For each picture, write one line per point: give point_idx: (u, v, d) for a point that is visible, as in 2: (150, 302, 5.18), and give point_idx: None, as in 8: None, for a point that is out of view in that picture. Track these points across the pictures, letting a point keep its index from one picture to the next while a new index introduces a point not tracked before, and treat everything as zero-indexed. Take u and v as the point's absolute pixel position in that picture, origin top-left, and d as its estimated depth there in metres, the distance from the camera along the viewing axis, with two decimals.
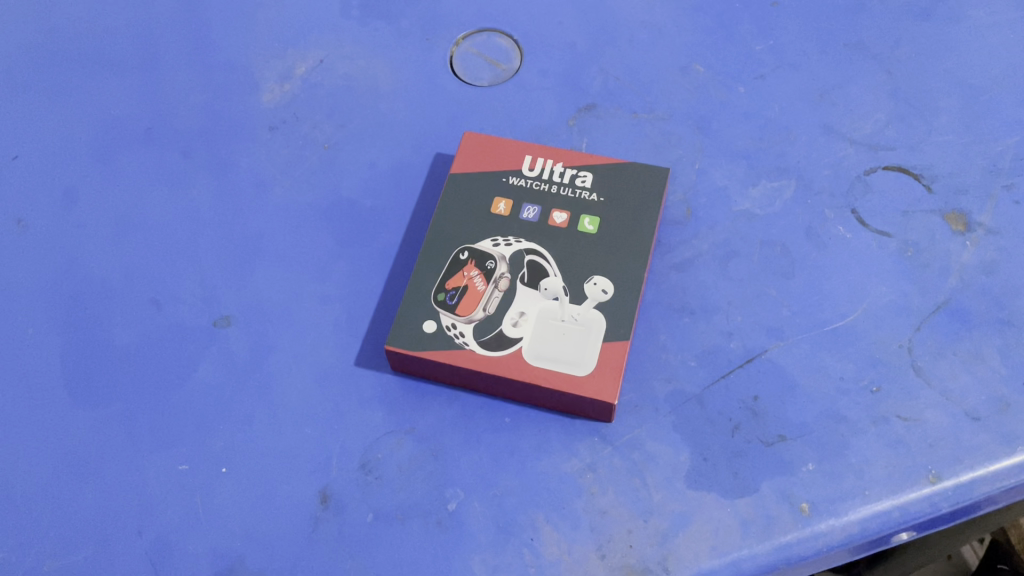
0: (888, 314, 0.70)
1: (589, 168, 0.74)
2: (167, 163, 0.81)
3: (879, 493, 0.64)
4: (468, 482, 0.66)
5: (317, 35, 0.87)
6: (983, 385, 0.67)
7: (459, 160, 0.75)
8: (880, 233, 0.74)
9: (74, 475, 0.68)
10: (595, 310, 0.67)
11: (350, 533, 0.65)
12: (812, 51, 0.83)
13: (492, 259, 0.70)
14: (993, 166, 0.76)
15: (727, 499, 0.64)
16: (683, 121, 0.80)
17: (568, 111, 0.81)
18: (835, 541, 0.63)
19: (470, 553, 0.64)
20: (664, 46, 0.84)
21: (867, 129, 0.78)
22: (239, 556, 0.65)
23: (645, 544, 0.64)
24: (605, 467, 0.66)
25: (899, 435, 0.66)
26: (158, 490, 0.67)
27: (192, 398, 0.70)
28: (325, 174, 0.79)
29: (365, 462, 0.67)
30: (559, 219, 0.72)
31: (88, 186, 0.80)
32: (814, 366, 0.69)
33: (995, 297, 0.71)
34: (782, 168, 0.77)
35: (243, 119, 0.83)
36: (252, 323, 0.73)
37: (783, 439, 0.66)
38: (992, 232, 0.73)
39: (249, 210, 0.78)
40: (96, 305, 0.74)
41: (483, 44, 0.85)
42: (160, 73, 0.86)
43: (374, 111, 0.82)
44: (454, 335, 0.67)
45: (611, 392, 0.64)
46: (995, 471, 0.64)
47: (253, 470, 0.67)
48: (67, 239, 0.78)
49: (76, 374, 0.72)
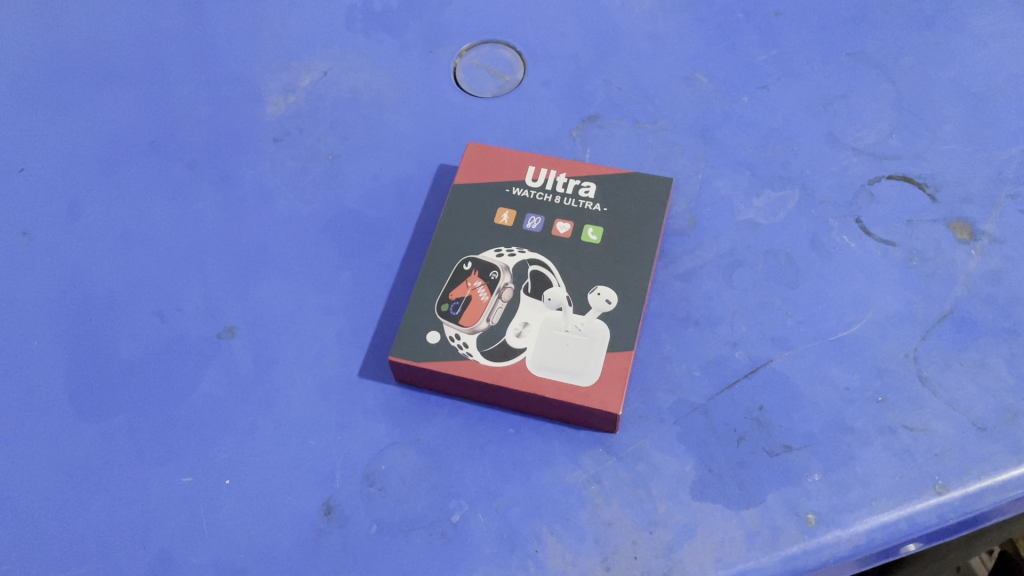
0: (894, 323, 0.70)
1: (592, 179, 0.74)
2: (171, 176, 0.81)
3: (886, 502, 0.63)
4: (472, 494, 0.66)
5: (322, 48, 0.87)
6: (991, 394, 0.67)
7: (463, 171, 0.75)
8: (884, 242, 0.74)
9: (78, 486, 0.68)
10: (599, 320, 0.67)
11: (353, 545, 0.65)
12: (815, 61, 0.83)
13: (495, 269, 0.70)
14: (997, 175, 0.76)
15: (733, 510, 0.64)
16: (687, 131, 0.80)
17: (572, 123, 0.81)
18: (842, 551, 0.62)
19: (474, 564, 0.64)
20: (667, 57, 0.84)
21: (870, 138, 0.78)
22: (241, 567, 0.64)
23: (651, 555, 0.63)
24: (609, 477, 0.66)
25: (907, 444, 0.65)
26: (162, 501, 0.67)
27: (196, 410, 0.70)
28: (329, 186, 0.80)
29: (368, 473, 0.67)
30: (562, 229, 0.72)
31: (93, 199, 0.80)
32: (821, 376, 0.68)
33: (1002, 306, 0.70)
34: (786, 178, 0.77)
35: (248, 132, 0.83)
36: (256, 334, 0.73)
37: (789, 448, 0.66)
38: (998, 241, 0.73)
39: (254, 221, 0.78)
40: (100, 318, 0.75)
41: (487, 57, 0.86)
42: (166, 85, 0.86)
43: (378, 124, 0.83)
44: (458, 345, 0.67)
45: (616, 402, 0.64)
46: (1004, 481, 0.64)
47: (256, 483, 0.67)
48: (73, 251, 0.78)
49: (80, 386, 0.72)
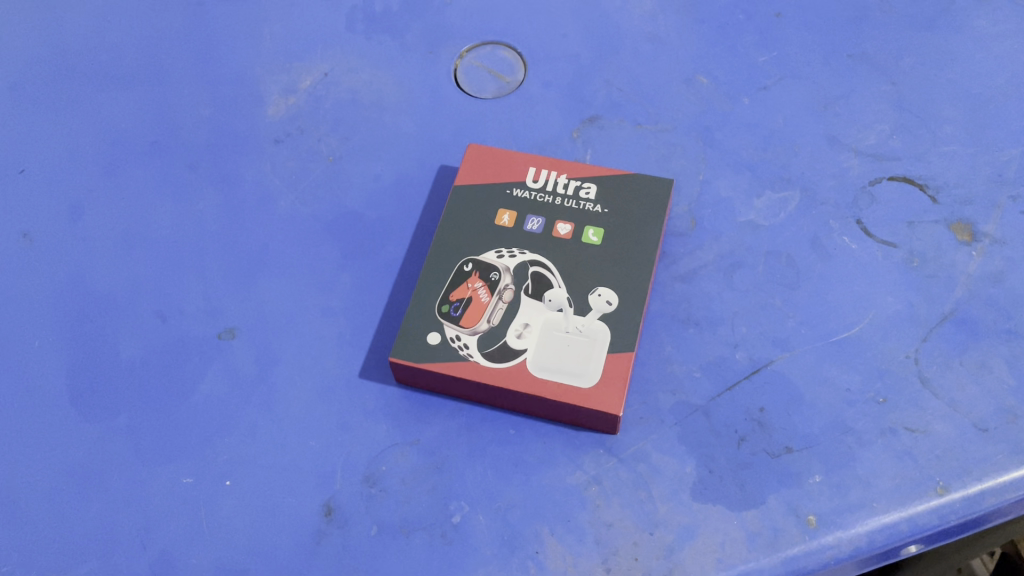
0: (894, 324, 0.70)
1: (593, 181, 0.74)
2: (172, 177, 0.81)
3: (887, 504, 0.63)
4: (472, 495, 0.66)
5: (323, 49, 0.88)
6: (992, 395, 0.67)
7: (464, 173, 0.75)
8: (884, 243, 0.74)
9: (78, 487, 0.68)
10: (600, 321, 0.67)
11: (354, 546, 0.65)
12: (816, 63, 0.83)
13: (496, 271, 0.70)
14: (997, 176, 0.76)
15: (734, 511, 0.64)
16: (688, 133, 0.80)
17: (572, 124, 0.81)
18: (843, 553, 0.62)
19: (475, 565, 0.64)
20: (667, 58, 0.84)
21: (871, 139, 0.78)
22: (241, 568, 0.64)
23: (652, 557, 0.63)
24: (610, 479, 0.66)
25: (908, 445, 0.65)
26: (163, 502, 0.67)
27: (197, 411, 0.70)
28: (330, 188, 0.80)
29: (368, 474, 0.67)
30: (563, 230, 0.72)
31: (95, 200, 0.80)
32: (821, 377, 0.68)
33: (1003, 307, 0.70)
34: (786, 179, 0.77)
35: (249, 133, 0.83)
36: (257, 335, 0.73)
37: (790, 450, 0.66)
38: (998, 242, 0.73)
39: (255, 223, 0.78)
40: (101, 318, 0.75)
41: (488, 59, 0.86)
42: (167, 87, 0.86)
43: (379, 126, 0.83)
44: (459, 347, 0.67)
45: (616, 404, 0.64)
46: (1005, 482, 0.63)
47: (256, 484, 0.67)
48: (74, 253, 0.78)
49: (81, 386, 0.72)
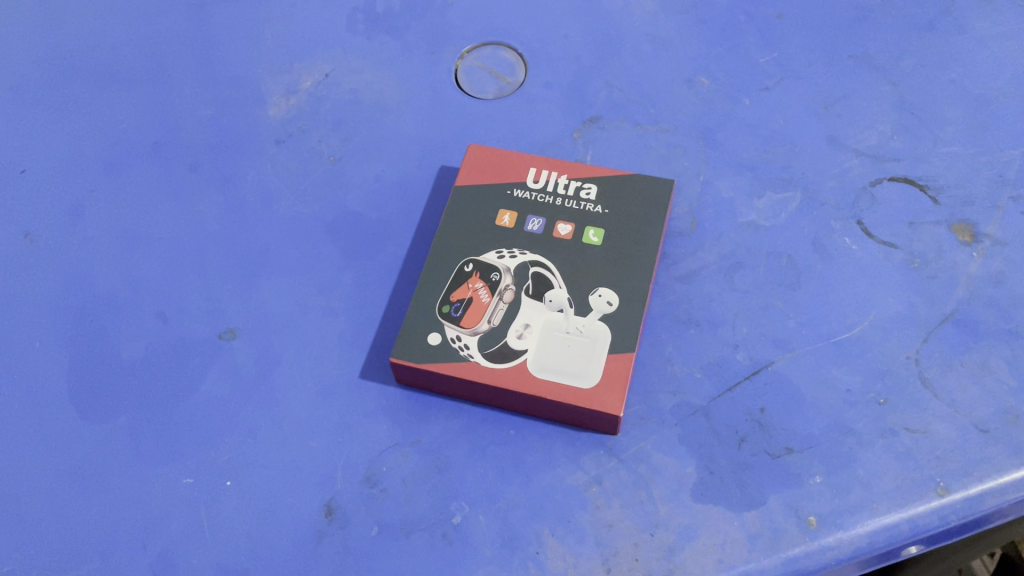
0: (895, 325, 0.70)
1: (593, 181, 0.74)
2: (174, 178, 0.81)
3: (888, 504, 0.63)
4: (473, 495, 0.66)
5: (324, 49, 0.88)
6: (992, 396, 0.67)
7: (465, 173, 0.75)
8: (885, 244, 0.73)
9: (80, 487, 0.68)
10: (600, 322, 0.67)
11: (354, 546, 0.65)
12: (817, 63, 0.83)
13: (497, 271, 0.70)
14: (998, 177, 0.76)
15: (734, 512, 0.64)
16: (689, 133, 0.80)
17: (573, 125, 0.81)
18: (844, 553, 0.62)
19: (475, 565, 0.64)
20: (668, 59, 0.84)
21: (872, 140, 0.78)
22: (242, 568, 0.64)
23: (652, 557, 0.63)
24: (610, 479, 0.66)
25: (908, 446, 0.65)
26: (164, 502, 0.67)
27: (198, 411, 0.70)
28: (331, 188, 0.80)
29: (369, 475, 0.67)
30: (564, 230, 0.72)
31: (96, 201, 0.81)
32: (822, 378, 0.68)
33: (1003, 308, 0.70)
34: (787, 180, 0.77)
35: (250, 134, 0.83)
36: (257, 336, 0.73)
37: (791, 450, 0.66)
38: (999, 243, 0.73)
39: (256, 223, 0.78)
40: (102, 319, 0.75)
41: (489, 59, 0.86)
42: (168, 87, 0.86)
43: (379, 126, 0.83)
44: (459, 347, 0.67)
45: (616, 404, 0.64)
46: (1006, 483, 0.63)
47: (257, 484, 0.67)
48: (75, 253, 0.78)
49: (82, 386, 0.72)
